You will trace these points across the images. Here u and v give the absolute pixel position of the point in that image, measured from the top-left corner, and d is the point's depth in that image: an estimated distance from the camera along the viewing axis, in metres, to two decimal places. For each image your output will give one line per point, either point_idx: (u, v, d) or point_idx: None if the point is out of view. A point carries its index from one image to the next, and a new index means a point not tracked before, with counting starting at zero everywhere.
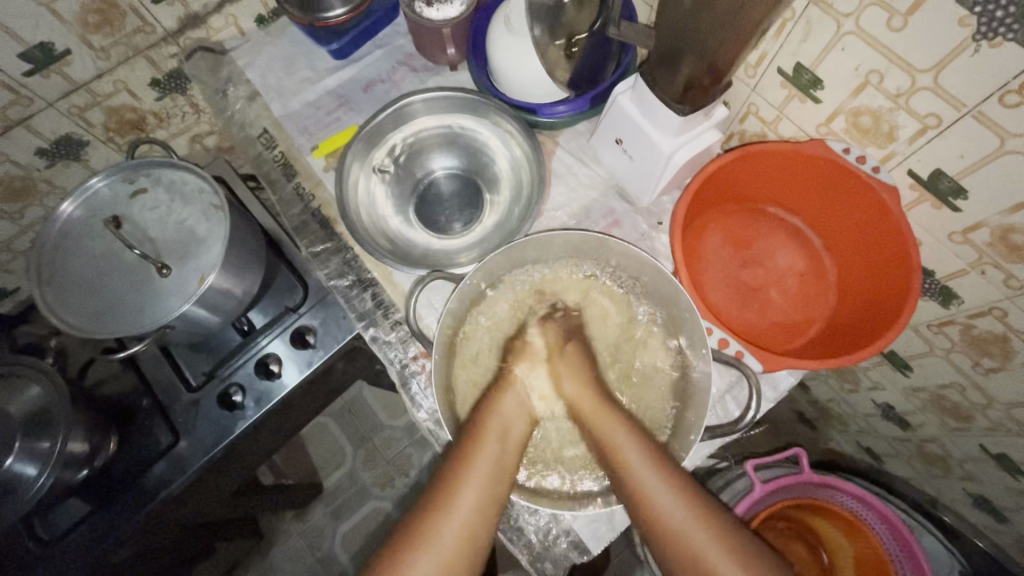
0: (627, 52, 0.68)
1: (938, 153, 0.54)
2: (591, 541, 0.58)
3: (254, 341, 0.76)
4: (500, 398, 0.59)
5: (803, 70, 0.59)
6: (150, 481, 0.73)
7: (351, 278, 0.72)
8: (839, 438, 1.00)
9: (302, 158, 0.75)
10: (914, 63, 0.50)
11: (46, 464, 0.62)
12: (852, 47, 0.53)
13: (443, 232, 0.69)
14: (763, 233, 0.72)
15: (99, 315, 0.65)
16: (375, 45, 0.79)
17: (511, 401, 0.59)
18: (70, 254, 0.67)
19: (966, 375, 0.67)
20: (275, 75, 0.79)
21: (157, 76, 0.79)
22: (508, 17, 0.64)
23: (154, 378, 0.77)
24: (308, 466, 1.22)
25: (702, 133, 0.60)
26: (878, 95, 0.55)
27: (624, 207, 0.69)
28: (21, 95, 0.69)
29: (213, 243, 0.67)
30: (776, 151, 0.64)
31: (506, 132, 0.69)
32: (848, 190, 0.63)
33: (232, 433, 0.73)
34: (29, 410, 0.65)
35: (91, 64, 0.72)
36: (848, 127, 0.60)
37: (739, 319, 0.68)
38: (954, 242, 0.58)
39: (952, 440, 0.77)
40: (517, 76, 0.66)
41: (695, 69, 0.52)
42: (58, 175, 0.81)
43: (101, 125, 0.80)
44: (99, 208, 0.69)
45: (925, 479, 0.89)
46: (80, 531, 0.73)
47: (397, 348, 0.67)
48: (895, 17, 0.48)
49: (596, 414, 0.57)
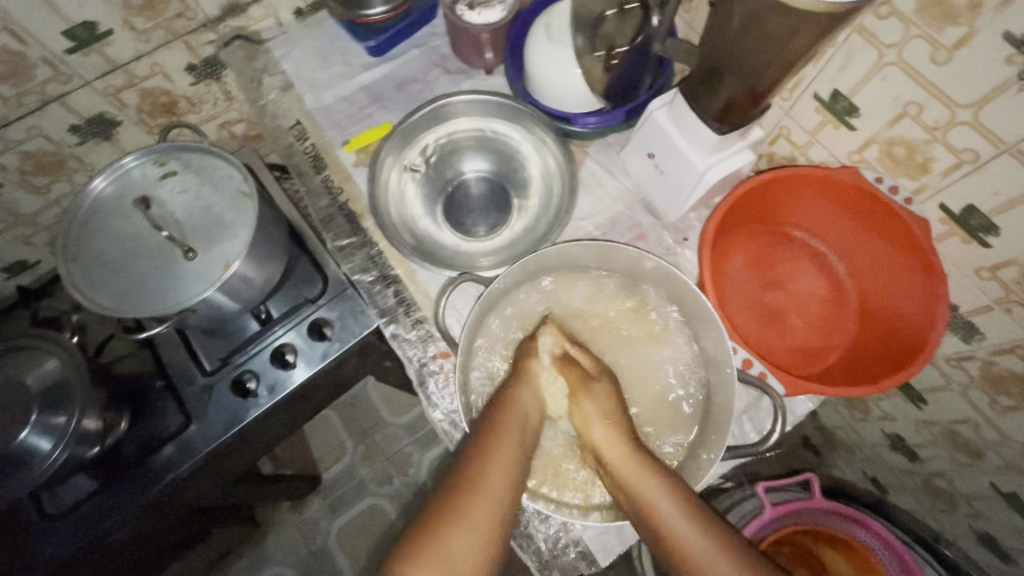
0: (665, 67, 0.67)
1: (972, 189, 0.53)
2: (600, 552, 0.59)
3: (271, 331, 0.75)
4: (517, 393, 0.58)
5: (840, 96, 0.59)
6: (157, 463, 0.73)
7: (374, 274, 0.76)
8: (844, 466, 0.99)
9: (332, 152, 0.78)
10: (955, 98, 0.50)
11: (60, 440, 0.63)
12: (893, 77, 0.53)
13: (468, 235, 0.69)
14: (787, 256, 0.73)
15: (121, 295, 0.64)
16: (412, 45, 0.81)
17: (529, 393, 0.59)
18: (97, 231, 0.67)
19: (981, 411, 0.67)
20: (310, 68, 0.81)
21: (193, 62, 0.79)
22: (548, 25, 0.65)
23: (170, 361, 0.77)
24: (309, 457, 1.21)
25: (736, 152, 0.61)
26: (915, 127, 0.55)
27: (650, 220, 0.70)
28: (60, 71, 0.69)
29: (240, 231, 0.67)
30: (808, 175, 0.64)
31: (539, 140, 0.70)
32: (873, 217, 0.63)
33: (244, 419, 0.73)
34: (45, 384, 0.65)
35: (131, 46, 0.72)
36: (881, 157, 0.60)
37: (760, 338, 0.68)
38: (980, 278, 0.58)
39: (961, 476, 0.76)
40: (554, 86, 0.66)
41: (736, 91, 0.53)
42: (89, 152, 0.82)
43: (134, 107, 0.80)
44: (129, 187, 0.69)
45: (931, 514, 0.88)
46: (85, 508, 0.72)
47: (417, 347, 0.71)
48: (939, 51, 0.49)
49: (630, 477, 0.54)
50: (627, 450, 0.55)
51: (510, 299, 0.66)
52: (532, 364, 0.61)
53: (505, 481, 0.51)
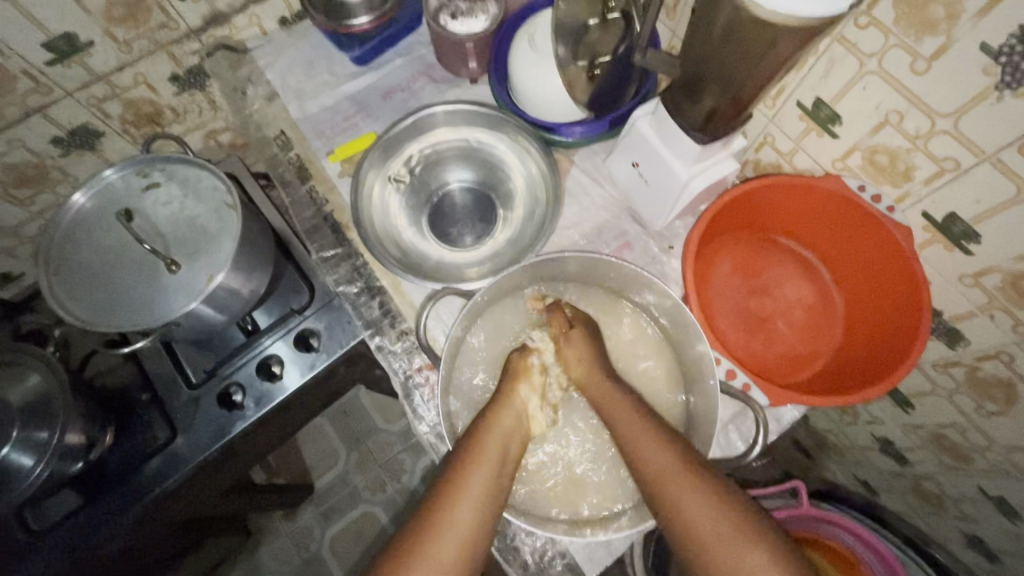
0: (648, 78, 0.68)
1: (953, 197, 0.54)
2: (587, 564, 0.59)
3: (257, 341, 0.74)
4: (503, 410, 0.58)
5: (822, 104, 0.59)
6: (145, 476, 0.72)
7: (359, 285, 0.75)
8: (835, 469, 0.99)
9: (317, 162, 0.77)
10: (935, 107, 0.50)
11: (43, 455, 0.62)
12: (873, 86, 0.53)
13: (454, 245, 0.69)
14: (773, 264, 0.73)
15: (103, 310, 0.64)
16: (397, 53, 0.81)
17: (514, 412, 0.58)
18: (79, 245, 0.67)
19: (967, 416, 0.67)
20: (295, 77, 0.81)
21: (177, 72, 0.79)
22: (533, 34, 0.65)
23: (156, 374, 0.76)
24: (301, 465, 1.21)
25: (719, 162, 0.61)
26: (897, 135, 0.55)
27: (636, 229, 0.70)
28: (41, 83, 0.69)
29: (224, 242, 0.66)
30: (792, 184, 0.64)
31: (523, 149, 0.70)
32: (856, 225, 0.63)
33: (230, 432, 0.72)
34: (26, 400, 0.64)
35: (112, 56, 0.72)
36: (864, 164, 0.60)
37: (746, 347, 0.68)
38: (964, 284, 0.58)
39: (949, 479, 0.77)
40: (538, 94, 0.66)
41: (718, 101, 0.53)
42: (72, 163, 0.81)
43: (118, 117, 0.80)
44: (111, 199, 0.69)
45: (920, 517, 0.88)
46: (71, 524, 0.72)
47: (402, 358, 0.70)
48: (918, 61, 0.49)
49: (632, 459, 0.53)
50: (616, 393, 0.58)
51: (493, 310, 0.66)
52: (518, 386, 0.60)
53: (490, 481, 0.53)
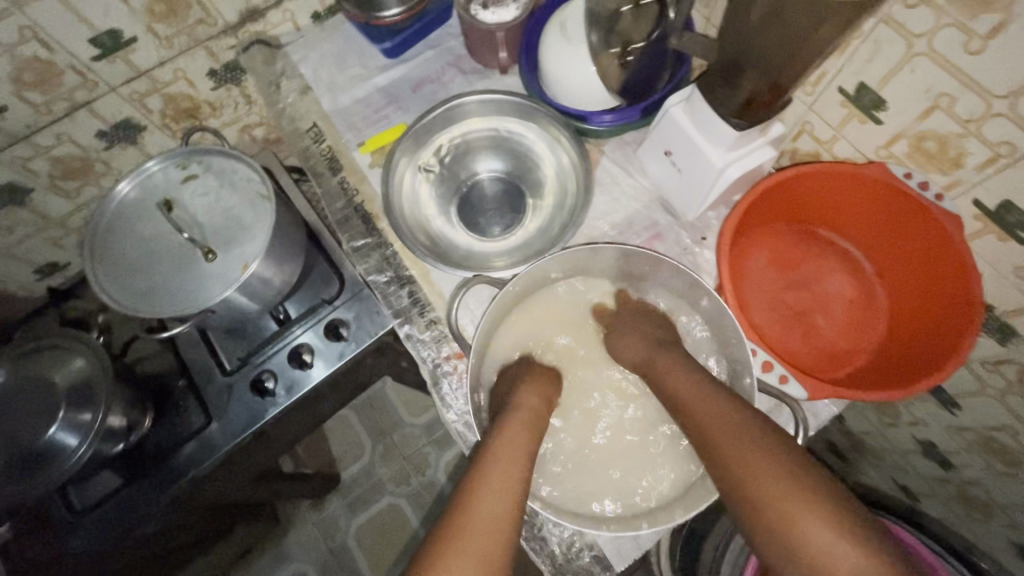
0: (683, 63, 0.66)
1: (1009, 184, 0.51)
2: (614, 558, 0.58)
3: (288, 331, 0.75)
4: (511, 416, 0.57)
5: (866, 90, 0.57)
6: (181, 458, 0.74)
7: (389, 274, 0.75)
8: (872, 473, 0.95)
9: (349, 154, 0.79)
10: (990, 89, 0.47)
11: (86, 436, 0.64)
12: (923, 68, 0.51)
13: (484, 235, 0.69)
14: (811, 256, 0.71)
15: (141, 296, 0.66)
16: (427, 45, 0.81)
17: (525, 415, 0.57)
18: (121, 235, 0.69)
19: (1019, 418, 0.63)
20: (327, 70, 0.82)
21: (214, 67, 0.81)
22: (564, 23, 0.64)
23: (192, 361, 0.79)
24: (328, 457, 1.23)
25: (756, 149, 0.59)
26: (947, 120, 0.52)
27: (668, 220, 0.69)
28: (88, 79, 0.71)
29: (258, 231, 0.67)
30: (833, 172, 0.62)
31: (554, 140, 0.69)
32: (907, 216, 0.61)
33: (263, 419, 0.74)
34: (72, 382, 0.67)
35: (154, 53, 0.74)
36: (911, 151, 0.58)
37: (781, 340, 0.66)
38: (1019, 277, 0.55)
39: (998, 485, 0.73)
40: (571, 83, 0.65)
41: (756, 85, 0.51)
42: (115, 157, 0.84)
43: (159, 112, 0.82)
44: (151, 190, 0.71)
45: (964, 524, 0.83)
46: (111, 504, 0.74)
47: (431, 347, 0.71)
48: (973, 40, 0.46)
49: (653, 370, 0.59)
50: (668, 359, 0.58)
51: (524, 302, 0.66)
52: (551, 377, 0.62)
53: (503, 474, 0.51)
